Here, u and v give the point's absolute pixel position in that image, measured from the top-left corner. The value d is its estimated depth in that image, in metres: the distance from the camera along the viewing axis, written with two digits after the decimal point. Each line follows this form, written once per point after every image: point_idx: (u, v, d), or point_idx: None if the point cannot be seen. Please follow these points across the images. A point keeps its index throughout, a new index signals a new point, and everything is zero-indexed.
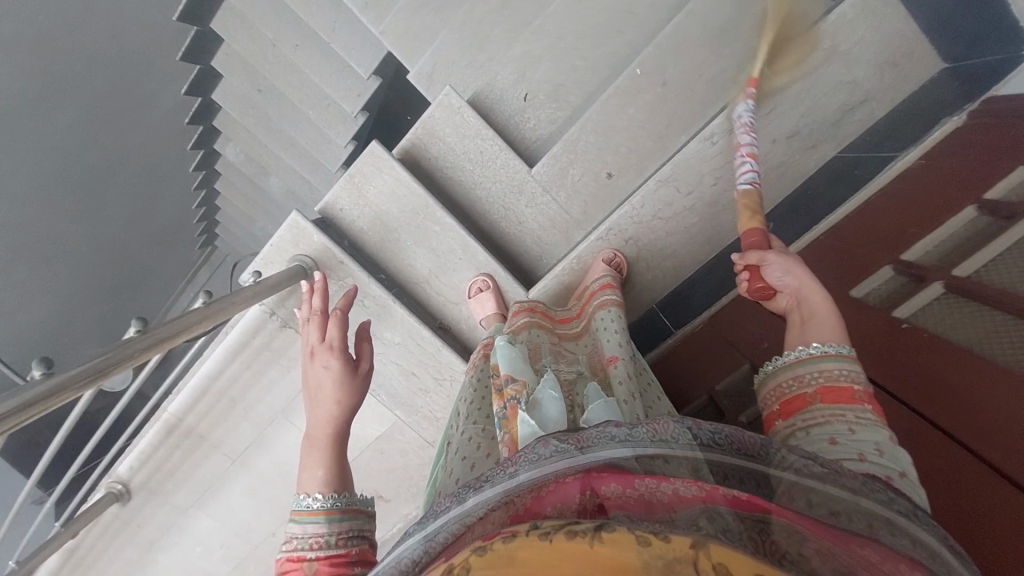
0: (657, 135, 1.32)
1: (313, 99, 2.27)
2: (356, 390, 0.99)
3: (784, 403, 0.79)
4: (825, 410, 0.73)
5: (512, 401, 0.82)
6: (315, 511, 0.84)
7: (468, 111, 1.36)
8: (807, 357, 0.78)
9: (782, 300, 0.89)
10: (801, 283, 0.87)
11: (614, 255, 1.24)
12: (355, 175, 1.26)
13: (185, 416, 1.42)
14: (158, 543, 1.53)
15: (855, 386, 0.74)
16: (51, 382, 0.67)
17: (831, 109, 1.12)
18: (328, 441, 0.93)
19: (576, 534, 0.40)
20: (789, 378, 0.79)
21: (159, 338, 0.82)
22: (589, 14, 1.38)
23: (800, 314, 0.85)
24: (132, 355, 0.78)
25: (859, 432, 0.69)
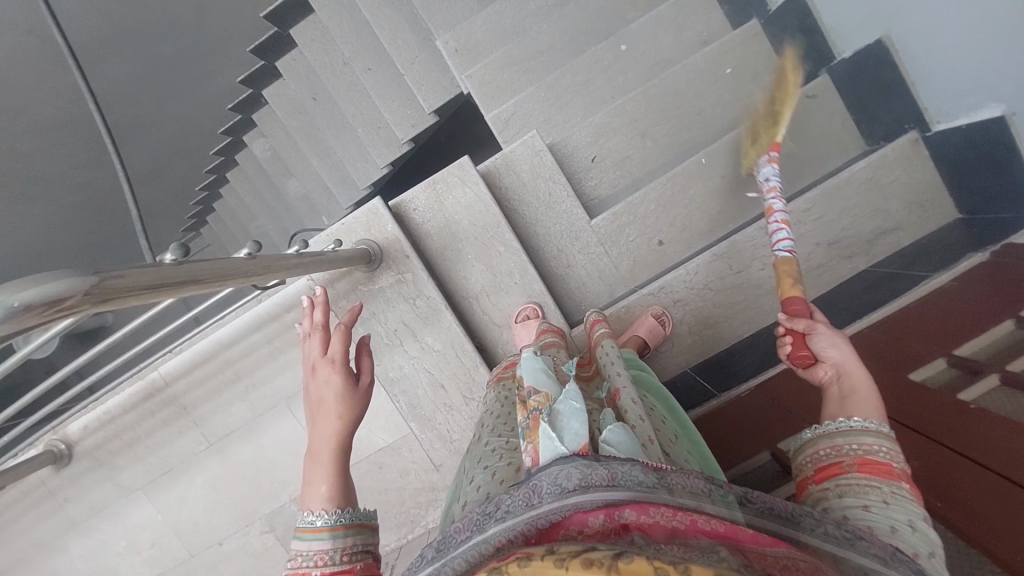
0: (710, 218, 1.45)
1: (366, 119, 2.35)
2: (358, 404, 0.74)
3: (818, 471, 0.69)
4: (863, 482, 0.63)
5: (535, 412, 0.77)
6: (320, 527, 0.62)
7: (548, 155, 1.48)
8: (845, 429, 0.69)
9: (821, 372, 0.83)
10: (844, 357, 0.81)
11: (663, 312, 1.31)
12: (438, 182, 1.31)
13: (174, 381, 1.30)
14: (83, 524, 1.34)
15: (896, 464, 0.65)
16: (183, 271, 0.65)
17: (865, 230, 1.29)
18: (332, 453, 0.69)
19: (591, 564, 0.38)
20: (825, 446, 0.70)
21: (269, 265, 0.85)
22: (664, 107, 1.57)
23: (838, 387, 0.78)
24: (251, 275, 0.80)
25: (891, 506, 0.60)
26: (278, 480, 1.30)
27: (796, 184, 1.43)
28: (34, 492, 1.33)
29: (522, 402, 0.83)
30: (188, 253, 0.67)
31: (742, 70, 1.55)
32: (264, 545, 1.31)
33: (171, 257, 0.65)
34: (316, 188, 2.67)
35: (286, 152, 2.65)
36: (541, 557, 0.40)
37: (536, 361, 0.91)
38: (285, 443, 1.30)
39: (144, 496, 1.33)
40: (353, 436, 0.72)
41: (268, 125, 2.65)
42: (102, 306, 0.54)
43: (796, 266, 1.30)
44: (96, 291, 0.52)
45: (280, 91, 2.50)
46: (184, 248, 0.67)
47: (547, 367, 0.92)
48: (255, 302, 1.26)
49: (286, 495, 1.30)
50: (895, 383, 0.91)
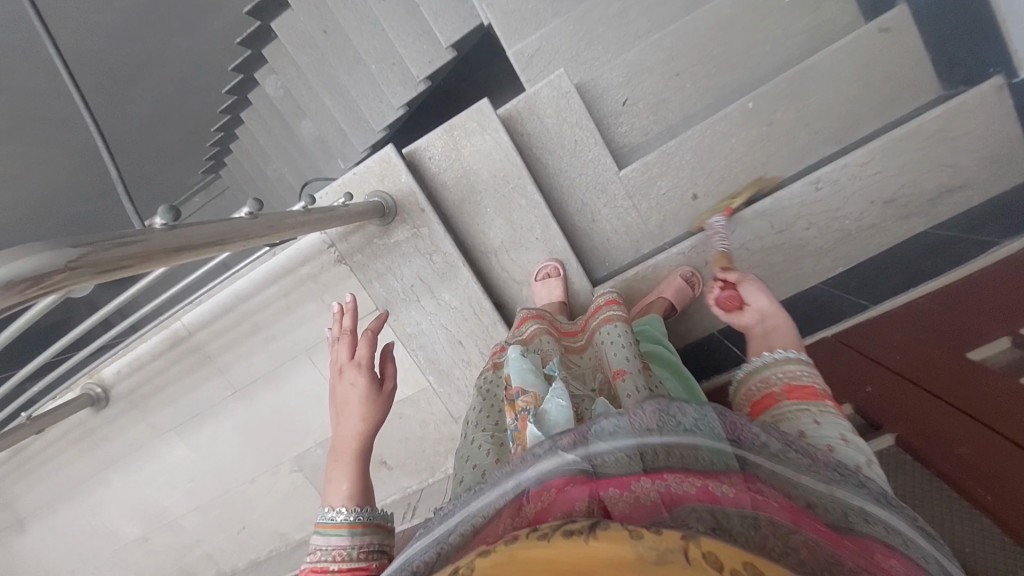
0: (752, 171, 1.33)
1: (379, 54, 2.20)
2: (381, 411, 0.75)
3: (756, 405, 0.79)
4: (793, 406, 0.73)
5: (524, 413, 0.76)
6: (339, 523, 0.66)
7: (576, 98, 1.35)
8: (770, 361, 0.80)
9: (747, 316, 0.95)
10: (768, 303, 0.93)
11: (693, 273, 1.23)
12: (456, 127, 1.22)
13: (197, 331, 1.31)
14: (127, 458, 1.43)
15: (817, 384, 0.75)
16: (179, 238, 0.63)
17: (929, 186, 1.15)
18: (352, 456, 0.71)
19: (571, 534, 0.36)
20: (757, 381, 0.80)
21: (273, 224, 0.81)
22: (709, 41, 1.40)
23: (761, 326, 0.91)
24: (255, 236, 0.76)
25: (821, 426, 0.69)
26: (301, 427, 1.34)
27: (853, 133, 1.28)
28: (81, 427, 1.43)
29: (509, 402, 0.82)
30: (179, 217, 0.65)
31: None
32: (292, 485, 1.38)
33: (161, 221, 0.63)
34: (329, 129, 2.56)
35: (296, 92, 2.53)
36: (523, 536, 0.38)
37: (523, 360, 0.87)
38: (306, 393, 1.31)
39: (177, 437, 1.40)
40: (375, 439, 0.73)
41: (277, 61, 2.51)
42: (99, 278, 0.55)
43: (845, 226, 1.19)
44: (80, 264, 0.51)
45: (287, 23, 2.34)
46: (173, 210, 0.64)
47: (534, 366, 0.88)
48: (270, 254, 1.23)
49: (310, 441, 1.34)
50: (951, 364, 0.83)
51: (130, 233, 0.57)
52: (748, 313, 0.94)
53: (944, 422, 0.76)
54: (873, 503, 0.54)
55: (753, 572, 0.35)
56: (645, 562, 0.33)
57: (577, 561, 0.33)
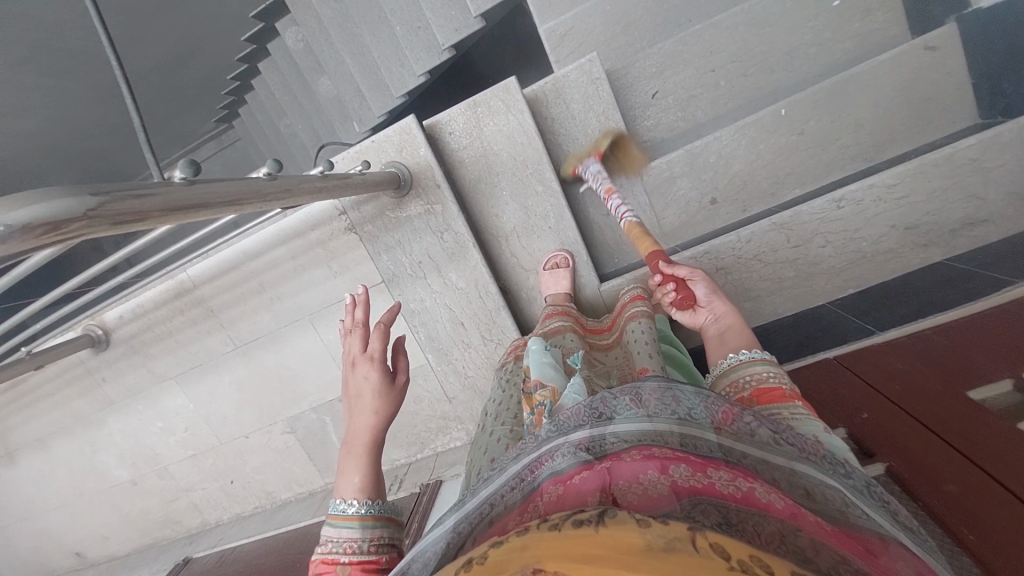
0: (775, 181, 1.31)
1: (405, 16, 2.16)
2: (394, 403, 0.77)
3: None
4: (762, 409, 0.72)
5: (540, 406, 0.78)
6: (351, 516, 0.70)
7: (605, 86, 1.31)
8: (736, 364, 0.81)
9: (702, 316, 0.98)
10: (717, 301, 0.96)
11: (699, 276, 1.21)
12: (479, 104, 1.19)
13: (199, 284, 1.30)
14: (125, 400, 1.47)
15: (783, 385, 0.74)
16: (197, 194, 0.62)
17: (953, 217, 1.13)
18: (366, 450, 0.75)
19: (581, 523, 0.37)
20: (726, 386, 0.80)
21: (290, 187, 0.79)
22: (749, 40, 1.35)
23: (717, 328, 0.94)
24: (270, 198, 0.75)
25: (795, 426, 0.67)
26: (297, 389, 1.35)
27: (884, 152, 1.26)
28: (84, 365, 1.46)
29: (527, 395, 0.85)
30: (198, 172, 0.63)
31: (854, 3, 1.29)
32: (284, 444, 1.41)
33: (182, 174, 0.61)
34: (348, 89, 2.53)
35: (318, 46, 2.49)
36: (535, 527, 0.39)
37: (542, 354, 0.91)
38: (305, 356, 1.32)
39: (176, 386, 1.42)
40: (387, 434, 0.75)
41: (302, 11, 2.46)
42: (114, 229, 0.54)
43: (862, 248, 1.18)
44: (99, 212, 0.51)
45: None
46: (193, 165, 0.62)
47: (555, 361, 0.93)
48: (280, 215, 1.21)
49: (305, 403, 1.36)
50: (951, 400, 0.82)
51: (148, 186, 0.57)
52: (703, 315, 0.98)
53: (942, 460, 0.76)
54: (859, 493, 0.55)
55: (759, 564, 0.35)
56: (653, 547, 0.33)
57: (587, 546, 0.34)
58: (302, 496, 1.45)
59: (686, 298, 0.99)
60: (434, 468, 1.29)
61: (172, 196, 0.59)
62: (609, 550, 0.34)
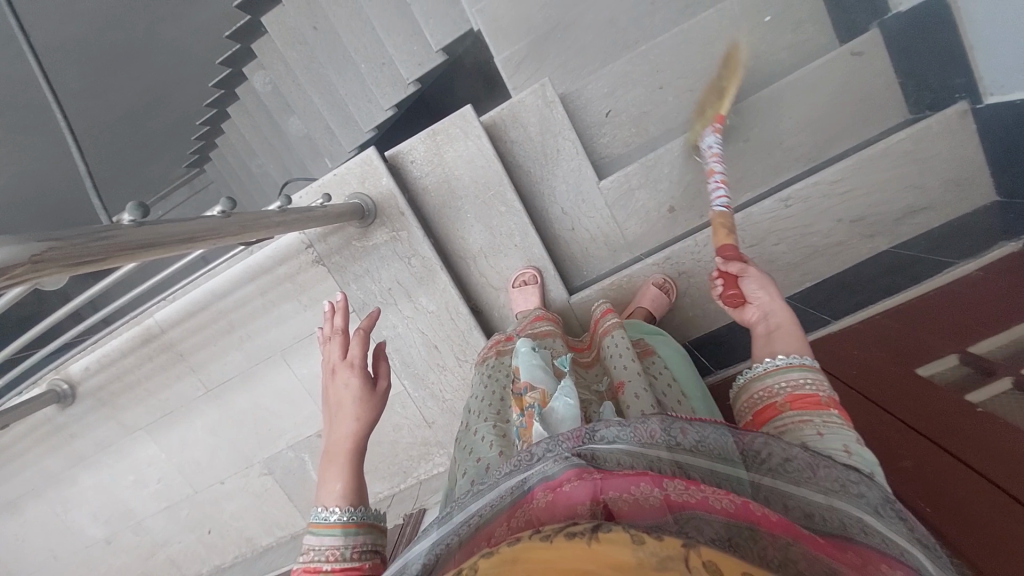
0: (728, 186, 1.37)
1: (370, 53, 2.24)
2: (376, 408, 0.78)
3: (758, 414, 0.77)
4: (795, 417, 0.72)
5: (529, 409, 0.81)
6: (333, 523, 0.69)
7: (560, 107, 1.36)
8: (772, 369, 0.78)
9: (750, 313, 0.91)
10: (769, 300, 0.89)
11: (665, 280, 1.27)
12: (439, 132, 1.22)
13: (167, 329, 1.29)
14: (96, 455, 1.43)
15: (821, 393, 0.73)
16: (148, 234, 0.63)
17: (895, 206, 1.19)
18: (348, 456, 0.75)
19: (574, 536, 0.38)
20: (759, 390, 0.79)
21: (245, 223, 0.81)
22: (693, 56, 1.44)
23: (764, 326, 0.87)
24: (226, 234, 0.76)
25: (825, 437, 0.67)
26: (274, 427, 1.33)
27: (827, 151, 1.32)
28: (50, 422, 1.42)
29: (517, 397, 0.88)
30: (147, 214, 0.65)
31: (783, 17, 1.39)
32: (263, 486, 1.38)
33: (130, 216, 0.62)
34: (318, 127, 2.59)
35: (286, 87, 2.55)
36: (528, 537, 0.40)
37: (532, 356, 0.93)
38: (280, 393, 1.30)
39: (146, 436, 1.39)
40: (369, 440, 0.76)
41: (269, 54, 2.52)
42: (62, 272, 0.55)
43: (815, 243, 1.23)
44: (45, 257, 0.52)
45: (279, 18, 2.36)
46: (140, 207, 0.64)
47: (543, 362, 0.94)
48: (246, 252, 1.21)
49: (283, 442, 1.34)
50: (902, 379, 0.86)
51: (95, 228, 0.58)
52: (750, 310, 0.91)
53: (926, 461, 0.74)
54: (873, 512, 0.54)
55: None
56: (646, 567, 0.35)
57: (581, 563, 0.35)
58: (284, 540, 1.40)
59: (734, 291, 0.94)
60: (418, 497, 1.27)
61: (118, 237, 0.59)
62: (603, 567, 0.34)
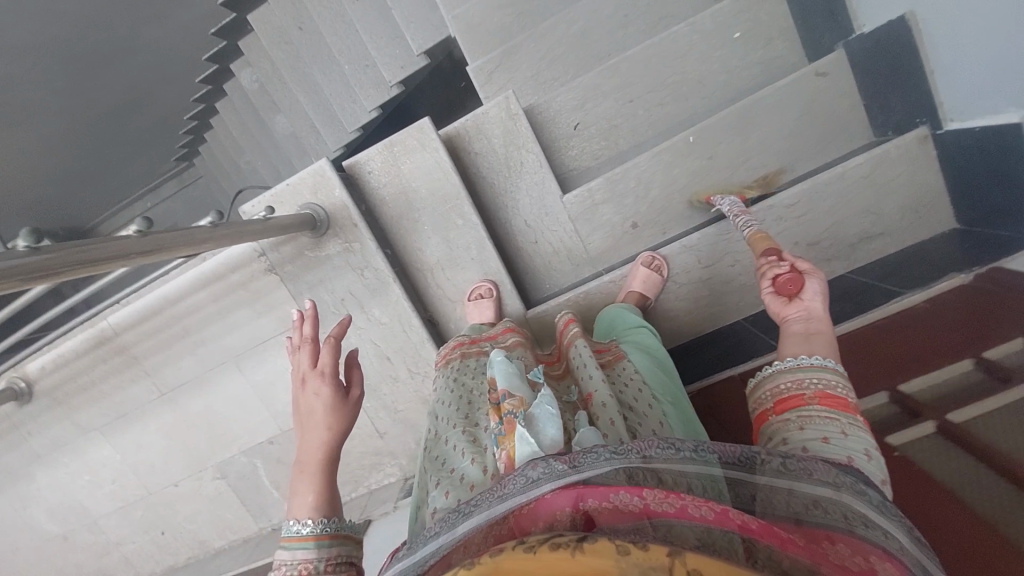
0: (690, 204, 1.36)
1: (354, 55, 2.23)
2: (349, 417, 0.78)
3: (778, 404, 0.69)
4: (822, 414, 0.64)
5: (509, 416, 0.77)
6: (305, 536, 0.68)
7: (523, 120, 1.35)
8: (806, 365, 0.69)
9: (794, 308, 0.81)
10: (821, 304, 0.80)
11: (653, 258, 1.25)
12: (395, 144, 1.22)
13: (122, 332, 1.29)
14: (54, 454, 1.43)
15: (851, 400, 0.66)
16: (44, 258, 0.64)
17: (851, 232, 1.19)
18: (321, 467, 0.75)
19: (558, 546, 0.40)
20: (785, 380, 0.70)
21: (162, 243, 0.79)
22: (662, 72, 1.42)
23: (804, 325, 0.78)
24: (136, 254, 0.75)
25: (849, 437, 0.61)
26: (227, 433, 1.33)
27: (789, 173, 1.31)
28: (8, 419, 1.42)
29: (494, 404, 0.84)
30: (42, 239, 0.65)
31: (753, 35, 1.38)
32: (217, 490, 1.38)
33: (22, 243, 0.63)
34: (303, 126, 2.58)
35: (272, 84, 2.54)
36: (511, 548, 0.42)
37: (507, 364, 0.90)
38: (232, 400, 1.30)
39: (102, 436, 1.39)
40: (341, 449, 0.76)
41: (255, 52, 2.51)
42: None
43: None
44: None
45: (265, 16, 2.35)
46: (33, 234, 0.64)
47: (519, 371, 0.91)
48: (199, 259, 1.21)
49: (236, 447, 1.34)
50: None
51: None
52: (797, 306, 0.81)
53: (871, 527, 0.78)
54: (874, 509, 0.50)
55: None
56: None
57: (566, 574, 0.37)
58: (237, 544, 1.41)
59: (794, 280, 0.82)
60: (367, 507, 1.28)
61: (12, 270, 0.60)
62: None
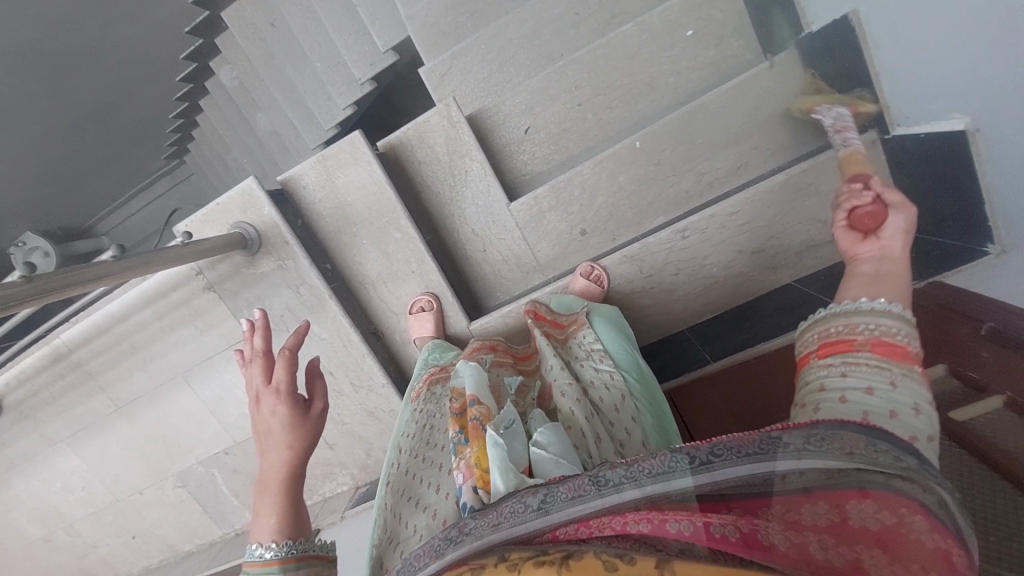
0: (639, 209, 1.32)
1: (325, 52, 2.19)
2: (310, 434, 0.73)
3: (825, 347, 0.66)
4: (870, 360, 0.62)
5: (474, 422, 0.78)
6: (269, 561, 0.64)
7: (465, 127, 1.32)
8: (867, 307, 0.66)
9: (865, 247, 0.79)
10: (899, 241, 0.77)
11: (591, 268, 1.23)
12: (329, 158, 1.20)
13: (76, 348, 1.32)
14: (27, 463, 1.49)
15: (912, 347, 0.62)
16: None
17: (796, 239, 1.15)
18: (283, 487, 0.70)
19: (543, 565, 0.42)
20: (840, 323, 0.67)
21: (55, 285, 0.76)
22: (610, 72, 1.36)
23: (874, 263, 0.76)
24: (22, 300, 0.72)
25: (897, 386, 0.59)
26: (184, 444, 1.38)
27: (737, 177, 1.26)
28: None
29: (460, 415, 0.84)
30: None
31: (706, 31, 1.31)
32: (179, 497, 1.43)
33: None
34: (282, 123, 2.56)
35: (250, 82, 2.51)
36: (494, 565, 0.45)
37: (476, 370, 0.90)
38: (186, 412, 1.34)
39: (69, 447, 1.44)
40: (305, 467, 0.72)
41: (230, 51, 2.49)
42: None
43: (713, 274, 1.20)
44: None
45: (235, 14, 2.31)
46: None
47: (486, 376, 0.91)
48: (140, 278, 1.23)
49: (192, 457, 1.38)
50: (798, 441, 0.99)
51: None
52: (870, 245, 0.79)
53: None
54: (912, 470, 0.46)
55: None
56: None
57: None
58: (202, 548, 1.46)
59: (874, 216, 0.81)
60: (319, 515, 1.32)
61: None
62: None
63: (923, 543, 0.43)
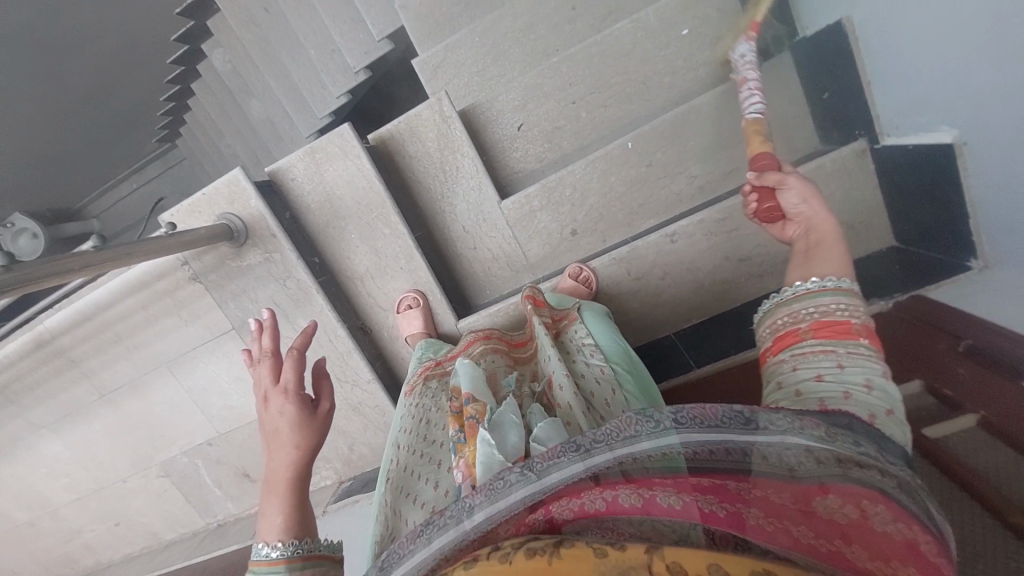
0: (630, 211, 1.31)
1: (320, 40, 2.15)
2: (319, 434, 0.70)
3: (776, 339, 0.70)
4: (817, 345, 0.65)
5: (471, 421, 0.77)
6: (276, 560, 0.60)
7: (457, 123, 1.31)
8: (802, 293, 0.70)
9: (790, 230, 0.85)
10: (815, 211, 0.82)
11: (579, 269, 1.23)
12: (318, 150, 1.19)
13: (59, 335, 1.30)
14: (10, 448, 1.48)
15: (852, 321, 0.66)
16: None
17: (784, 246, 1.14)
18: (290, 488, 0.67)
19: (534, 554, 0.42)
20: (784, 313, 0.71)
21: (36, 276, 0.74)
22: (605, 71, 1.35)
23: (803, 243, 0.81)
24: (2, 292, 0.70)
25: (846, 367, 0.62)
26: (168, 433, 1.37)
27: (728, 182, 1.26)
28: None
29: (458, 412, 0.85)
30: None
31: (702, 32, 1.29)
32: (164, 486, 1.43)
33: None
34: (276, 110, 2.52)
35: (242, 67, 2.47)
36: (485, 557, 0.44)
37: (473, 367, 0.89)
38: (170, 402, 1.34)
39: (52, 433, 1.43)
40: (312, 467, 0.68)
41: (223, 35, 2.44)
42: None
43: (700, 278, 1.20)
44: None
45: None
46: None
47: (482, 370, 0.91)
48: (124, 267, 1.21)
49: (177, 447, 1.38)
50: None
51: None
52: (791, 228, 0.85)
53: None
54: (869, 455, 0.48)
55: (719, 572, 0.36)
56: None
57: None
58: (185, 536, 1.47)
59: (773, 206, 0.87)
60: None
61: None
62: None
63: (889, 534, 0.44)
